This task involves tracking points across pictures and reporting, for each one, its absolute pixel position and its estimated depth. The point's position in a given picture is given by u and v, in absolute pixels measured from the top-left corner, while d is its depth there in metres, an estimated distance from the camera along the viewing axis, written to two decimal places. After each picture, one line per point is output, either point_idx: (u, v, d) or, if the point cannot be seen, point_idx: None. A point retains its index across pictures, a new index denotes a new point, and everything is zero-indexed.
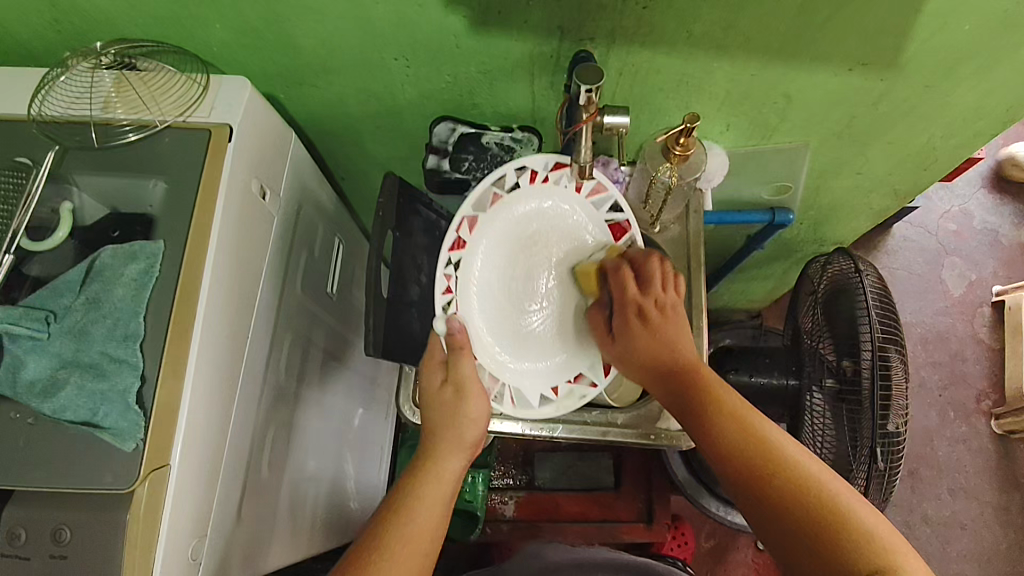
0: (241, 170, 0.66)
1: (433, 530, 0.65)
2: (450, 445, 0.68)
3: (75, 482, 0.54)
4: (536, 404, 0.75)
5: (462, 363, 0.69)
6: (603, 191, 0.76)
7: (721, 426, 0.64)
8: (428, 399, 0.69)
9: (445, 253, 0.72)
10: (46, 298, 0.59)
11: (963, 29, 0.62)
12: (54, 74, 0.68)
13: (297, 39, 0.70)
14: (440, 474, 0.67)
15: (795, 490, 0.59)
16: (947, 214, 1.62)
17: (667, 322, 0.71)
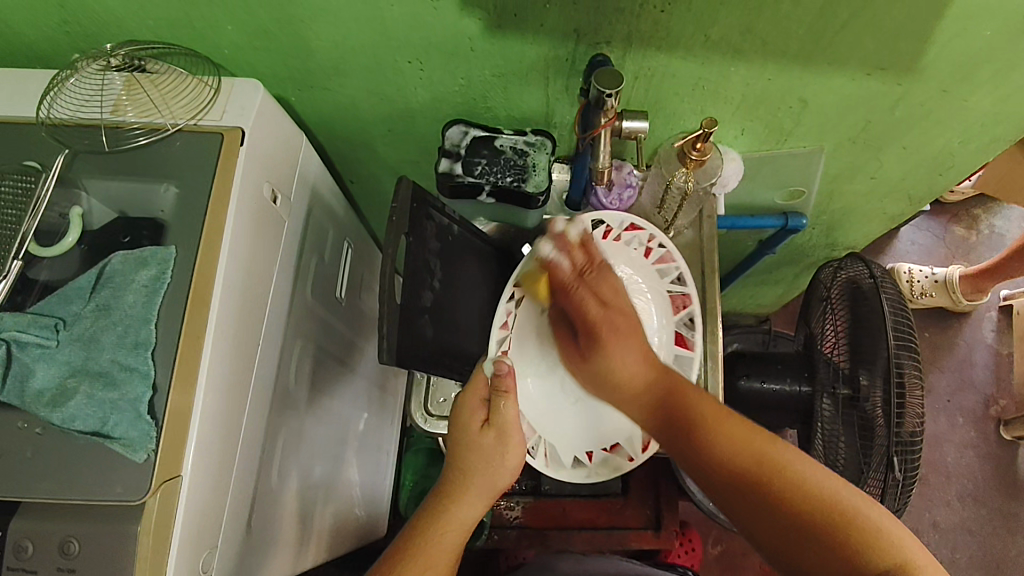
0: (253, 174, 0.65)
1: (448, 572, 0.60)
2: (480, 489, 0.65)
3: (85, 493, 0.53)
4: (569, 463, 0.76)
5: (506, 408, 0.67)
6: (671, 261, 0.77)
7: (709, 439, 0.59)
8: (466, 441, 0.66)
9: (506, 291, 0.77)
10: (55, 304, 0.58)
11: (985, 33, 0.61)
12: (63, 76, 0.67)
13: (308, 41, 0.69)
14: (461, 519, 0.63)
15: (782, 482, 0.55)
16: (951, 219, 1.62)
17: (611, 331, 0.67)
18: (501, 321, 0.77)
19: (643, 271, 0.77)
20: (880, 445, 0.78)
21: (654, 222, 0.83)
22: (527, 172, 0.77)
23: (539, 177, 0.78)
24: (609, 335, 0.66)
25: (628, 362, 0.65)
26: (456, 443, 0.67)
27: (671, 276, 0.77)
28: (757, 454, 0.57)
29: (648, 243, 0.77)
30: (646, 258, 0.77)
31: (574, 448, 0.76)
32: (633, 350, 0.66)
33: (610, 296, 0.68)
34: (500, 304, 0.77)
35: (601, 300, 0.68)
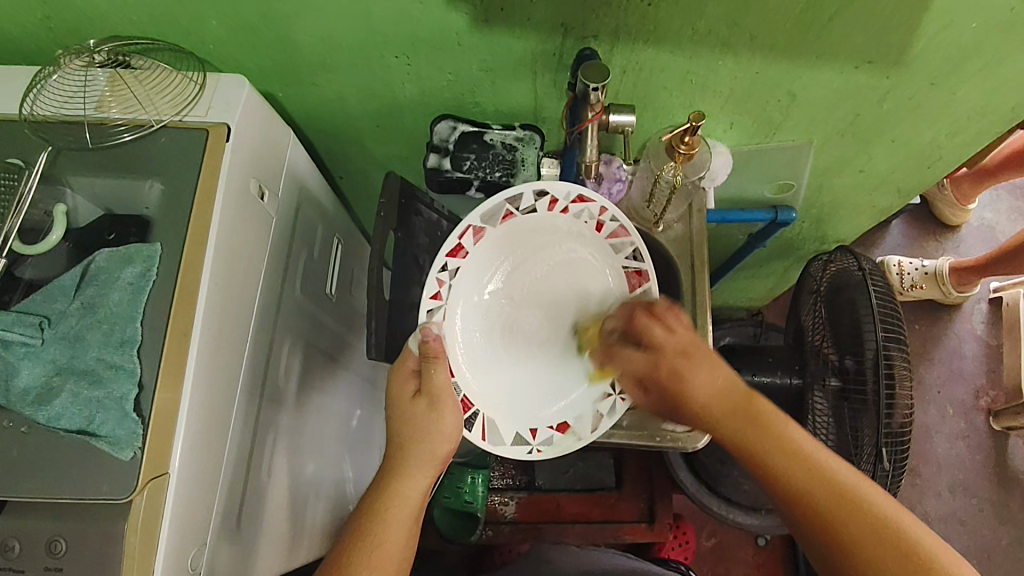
0: (239, 170, 0.64)
1: (403, 551, 0.61)
2: (421, 460, 0.63)
3: (71, 493, 0.53)
4: (508, 441, 0.71)
5: (438, 373, 0.64)
6: (625, 236, 0.72)
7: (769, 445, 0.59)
8: (401, 413, 0.64)
9: (443, 258, 0.68)
10: (39, 302, 0.57)
11: (973, 25, 0.61)
12: (46, 73, 0.66)
13: (294, 37, 0.68)
14: (409, 490, 0.62)
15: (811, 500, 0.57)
16: (937, 234, 1.60)
17: (699, 358, 0.62)
18: (433, 291, 0.68)
19: (596, 247, 0.73)
20: (870, 437, 0.78)
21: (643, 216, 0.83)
22: (515, 167, 0.77)
23: (527, 173, 0.78)
24: (683, 361, 0.62)
25: (715, 386, 0.61)
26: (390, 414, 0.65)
27: (625, 251, 0.73)
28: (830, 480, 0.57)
29: (598, 216, 0.72)
30: (598, 232, 0.73)
31: (517, 426, 0.72)
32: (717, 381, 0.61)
33: (665, 337, 0.63)
34: (432, 271, 0.68)
35: (684, 351, 0.62)
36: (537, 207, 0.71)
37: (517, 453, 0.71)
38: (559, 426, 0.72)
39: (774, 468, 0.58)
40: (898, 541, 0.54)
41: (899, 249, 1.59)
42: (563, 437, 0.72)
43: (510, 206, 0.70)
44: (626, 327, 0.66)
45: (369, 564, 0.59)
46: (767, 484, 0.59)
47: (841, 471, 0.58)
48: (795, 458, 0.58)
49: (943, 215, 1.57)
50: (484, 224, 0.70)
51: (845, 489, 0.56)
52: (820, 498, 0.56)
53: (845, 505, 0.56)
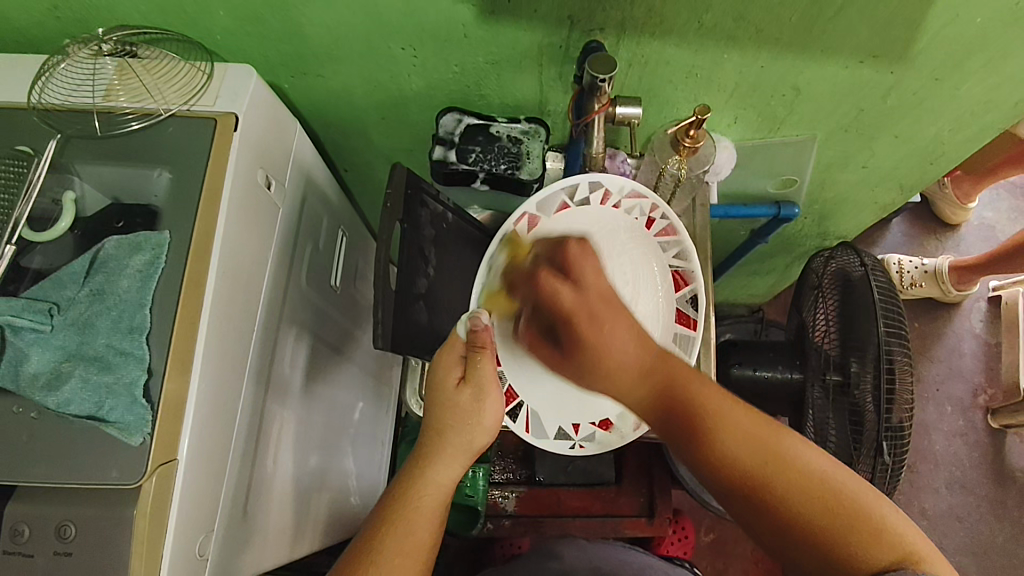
0: (247, 160, 0.65)
1: (431, 541, 0.61)
2: (455, 451, 0.64)
3: (80, 478, 0.53)
4: (552, 434, 0.76)
5: (483, 365, 0.64)
6: (673, 235, 0.75)
7: (705, 421, 0.56)
8: (444, 402, 0.64)
9: (490, 248, 0.74)
10: (49, 289, 0.58)
11: (976, 21, 0.62)
12: (55, 61, 0.66)
13: (302, 28, 0.69)
14: (441, 480, 0.63)
15: (756, 467, 0.54)
16: (938, 232, 1.60)
17: (609, 313, 0.59)
18: (488, 278, 0.76)
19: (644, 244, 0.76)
20: (870, 432, 0.79)
21: None
22: (520, 160, 0.77)
23: (532, 165, 0.78)
24: (600, 312, 0.59)
25: (627, 343, 0.59)
26: (432, 398, 0.65)
27: (673, 250, 0.76)
28: (762, 448, 0.54)
29: (650, 214, 0.75)
30: (647, 230, 0.76)
31: (561, 420, 0.76)
32: (606, 305, 0.60)
33: (592, 277, 0.60)
34: (483, 259, 0.75)
35: (590, 309, 0.59)
36: (590, 199, 0.75)
37: (560, 448, 0.76)
38: (601, 423, 0.75)
39: (717, 454, 0.55)
40: (834, 517, 0.51)
41: (899, 248, 1.60)
42: (601, 433, 0.76)
43: (564, 198, 0.74)
44: (548, 252, 0.65)
45: (403, 548, 0.59)
46: (701, 460, 0.56)
47: (773, 434, 0.55)
48: (730, 429, 0.55)
49: (944, 214, 1.58)
50: (538, 213, 0.74)
51: (803, 471, 0.53)
52: (745, 462, 0.54)
53: (785, 473, 0.53)
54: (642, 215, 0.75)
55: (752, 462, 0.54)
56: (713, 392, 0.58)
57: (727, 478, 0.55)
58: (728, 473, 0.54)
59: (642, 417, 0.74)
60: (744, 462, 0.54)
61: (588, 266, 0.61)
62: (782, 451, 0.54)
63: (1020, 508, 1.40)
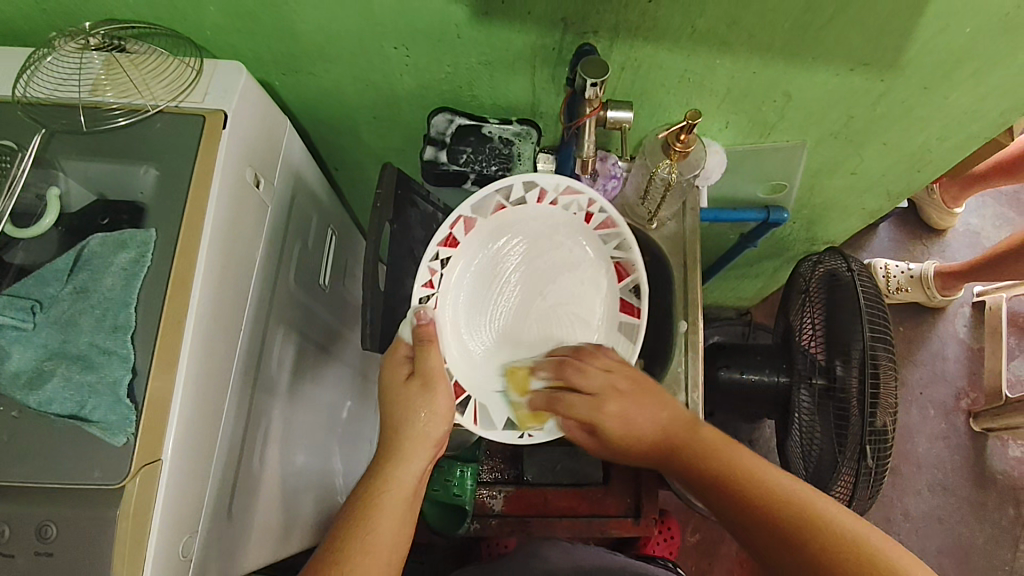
0: (236, 158, 0.64)
1: (398, 538, 0.60)
2: (414, 446, 0.63)
3: (64, 477, 0.53)
4: (500, 425, 0.71)
5: (429, 356, 0.64)
6: (613, 227, 0.72)
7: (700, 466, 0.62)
8: (395, 398, 0.64)
9: (433, 248, 0.68)
10: (32, 286, 0.57)
11: (966, 31, 0.62)
12: (41, 54, 0.65)
13: (293, 25, 0.68)
14: (403, 476, 0.62)
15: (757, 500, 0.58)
16: (924, 238, 1.62)
17: (628, 389, 0.67)
18: (427, 279, 0.69)
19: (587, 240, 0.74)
20: (853, 436, 0.79)
21: (637, 213, 0.84)
22: (512, 162, 0.77)
23: (524, 167, 0.78)
24: (620, 382, 0.67)
25: (645, 414, 0.66)
26: (384, 398, 0.65)
27: (614, 242, 0.73)
28: (750, 487, 0.59)
29: (587, 208, 0.71)
30: (587, 224, 0.73)
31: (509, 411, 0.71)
32: (631, 386, 0.67)
33: (601, 370, 0.67)
34: (425, 261, 0.68)
35: (613, 388, 0.67)
36: (526, 199, 0.72)
37: (507, 439, 0.70)
38: (550, 414, 0.71)
39: (716, 489, 0.60)
40: (809, 529, 0.54)
41: (886, 252, 1.62)
42: (552, 424, 0.71)
43: (501, 200, 0.71)
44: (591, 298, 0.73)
45: (366, 549, 0.58)
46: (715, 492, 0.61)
47: (766, 471, 0.59)
48: (726, 467, 0.61)
49: (930, 220, 1.59)
50: (473, 216, 0.70)
51: (798, 506, 0.56)
52: (744, 497, 0.58)
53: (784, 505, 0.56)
54: (580, 211, 0.72)
55: (745, 499, 0.58)
56: (717, 440, 0.64)
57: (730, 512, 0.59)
58: (727, 510, 0.59)
59: None
60: (748, 498, 0.58)
61: (596, 376, 0.67)
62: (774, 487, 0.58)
63: (1000, 511, 1.42)
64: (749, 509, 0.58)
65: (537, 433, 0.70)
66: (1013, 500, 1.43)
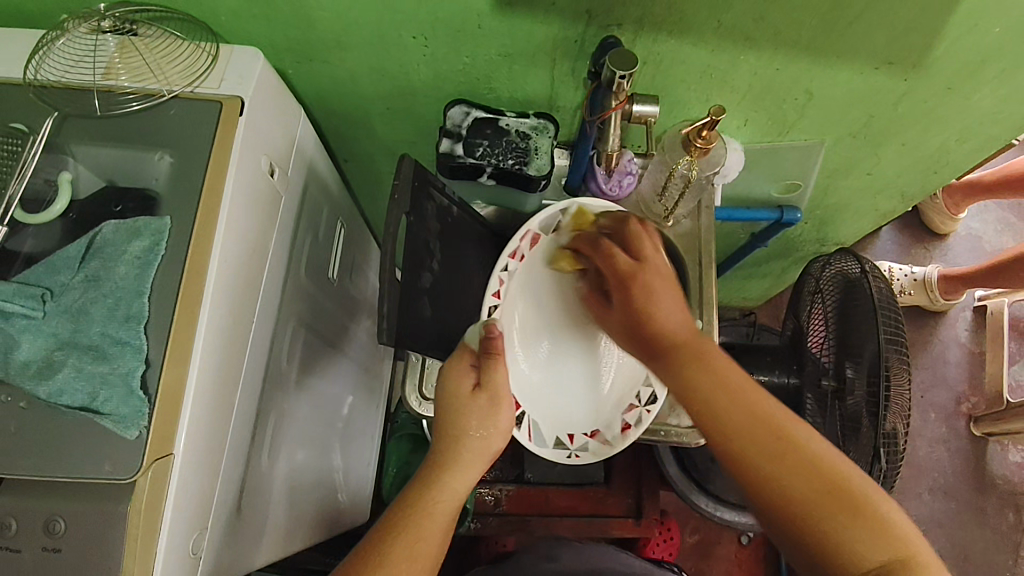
0: (252, 146, 0.63)
1: (442, 545, 0.58)
2: (471, 458, 0.63)
3: (73, 471, 0.51)
4: (549, 443, 0.72)
5: (496, 370, 0.64)
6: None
7: (701, 374, 0.56)
8: (460, 410, 0.63)
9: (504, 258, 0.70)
10: (41, 274, 0.55)
11: (993, 31, 0.62)
12: (52, 36, 0.64)
13: (311, 12, 0.67)
14: (456, 489, 0.61)
15: (754, 431, 0.53)
16: (927, 241, 1.62)
17: (660, 288, 0.61)
18: (495, 288, 0.70)
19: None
20: (865, 438, 0.79)
21: (653, 210, 0.82)
22: (528, 155, 0.76)
23: (541, 161, 0.76)
24: (654, 279, 0.62)
25: (672, 312, 0.60)
26: (444, 407, 0.64)
27: None
28: (764, 423, 0.53)
29: None
30: None
31: (559, 428, 0.73)
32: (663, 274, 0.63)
33: (651, 250, 0.64)
34: (493, 270, 0.70)
35: (626, 281, 0.63)
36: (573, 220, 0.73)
37: (555, 457, 0.72)
38: (591, 432, 0.73)
39: (722, 420, 0.54)
40: (832, 492, 0.50)
41: (890, 255, 1.62)
42: (597, 443, 0.73)
43: (559, 219, 0.72)
44: (614, 226, 0.68)
45: (413, 554, 0.56)
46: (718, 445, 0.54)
47: (781, 413, 0.53)
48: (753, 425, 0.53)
49: (933, 224, 1.59)
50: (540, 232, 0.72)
51: (813, 458, 0.51)
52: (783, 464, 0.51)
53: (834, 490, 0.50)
54: None
55: (758, 444, 0.52)
56: (736, 368, 0.56)
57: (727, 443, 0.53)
58: (728, 436, 0.53)
59: (631, 431, 0.72)
60: (742, 434, 0.53)
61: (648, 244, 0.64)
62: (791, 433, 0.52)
63: (999, 515, 1.42)
64: (743, 450, 0.52)
65: (584, 453, 0.73)
66: (1013, 504, 1.43)
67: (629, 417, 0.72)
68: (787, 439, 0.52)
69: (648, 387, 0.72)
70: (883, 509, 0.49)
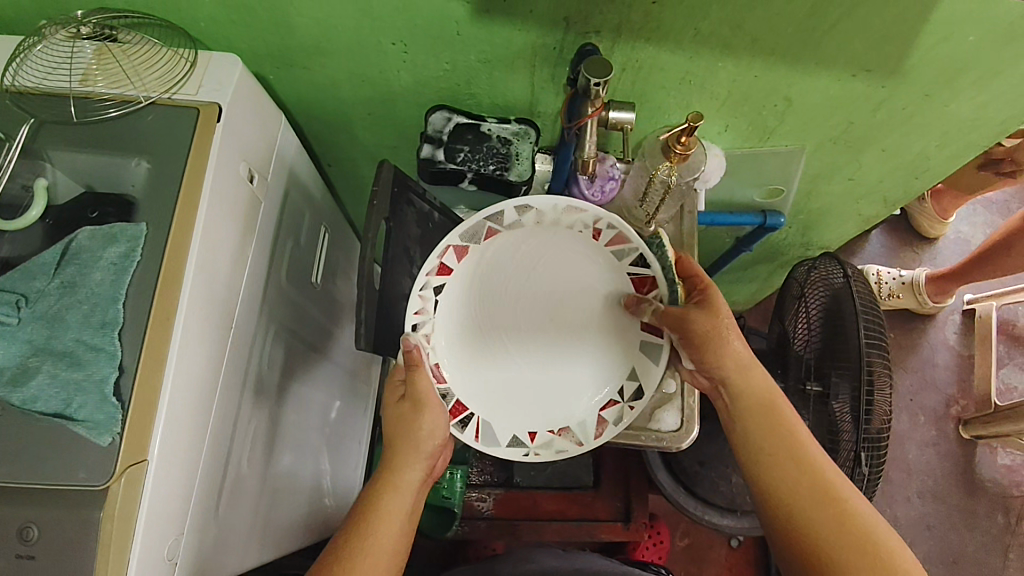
0: (230, 153, 0.63)
1: (393, 561, 0.60)
2: (406, 454, 0.63)
3: (46, 477, 0.51)
4: (504, 442, 0.71)
5: (420, 377, 0.65)
6: (625, 243, 0.71)
7: (780, 457, 0.61)
8: (390, 417, 0.66)
9: (424, 276, 0.68)
10: (16, 280, 0.55)
11: (969, 39, 0.62)
12: (31, 41, 0.64)
13: (290, 19, 0.67)
14: (399, 483, 0.63)
15: (818, 497, 0.59)
16: (915, 245, 1.63)
17: (736, 339, 0.65)
18: (417, 307, 0.68)
19: (600, 257, 0.72)
20: (850, 441, 0.79)
21: (635, 216, 0.82)
22: (509, 161, 0.76)
23: (522, 167, 0.76)
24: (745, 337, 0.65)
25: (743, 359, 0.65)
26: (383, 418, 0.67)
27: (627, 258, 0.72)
28: (833, 500, 0.58)
29: (593, 226, 0.70)
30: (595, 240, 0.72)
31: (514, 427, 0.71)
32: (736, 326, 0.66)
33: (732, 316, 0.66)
34: (414, 290, 0.67)
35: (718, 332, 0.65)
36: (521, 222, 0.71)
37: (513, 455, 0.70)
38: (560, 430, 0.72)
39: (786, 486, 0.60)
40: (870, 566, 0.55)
41: (879, 258, 1.62)
42: (563, 441, 0.71)
43: (491, 227, 0.70)
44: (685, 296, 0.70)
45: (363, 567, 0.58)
46: (761, 478, 0.62)
47: (852, 494, 0.59)
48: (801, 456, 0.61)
49: (921, 228, 1.60)
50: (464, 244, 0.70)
51: (868, 534, 0.56)
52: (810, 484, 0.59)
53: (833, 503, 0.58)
54: (588, 230, 0.71)
55: (817, 516, 0.58)
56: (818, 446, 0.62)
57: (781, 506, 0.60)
58: (789, 500, 0.59)
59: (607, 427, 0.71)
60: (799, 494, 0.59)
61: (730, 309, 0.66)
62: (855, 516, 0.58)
63: (988, 517, 1.43)
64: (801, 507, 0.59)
65: (545, 451, 0.71)
66: (1002, 507, 1.43)
67: (606, 413, 0.72)
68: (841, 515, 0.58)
69: (635, 383, 0.72)
70: None
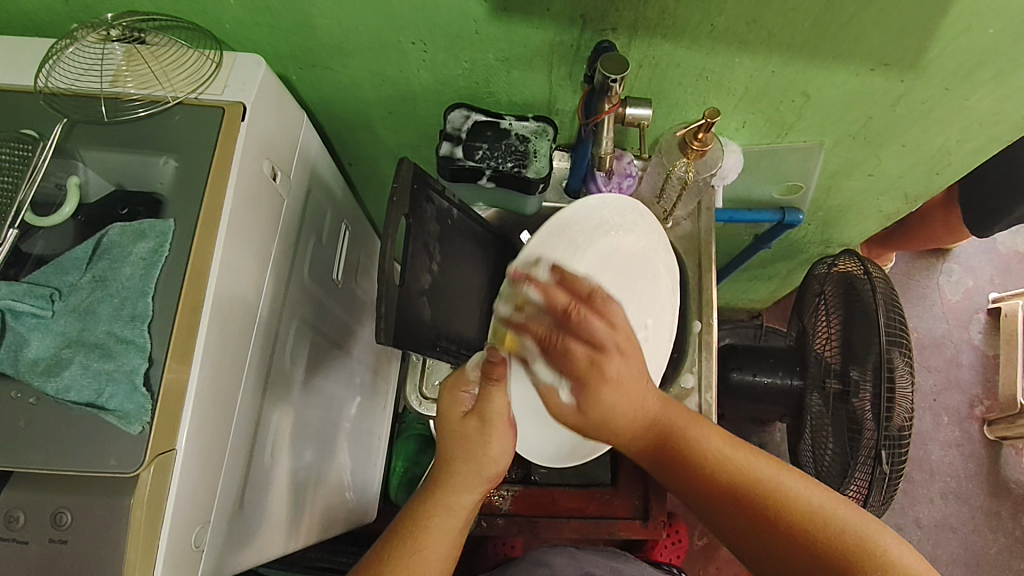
0: (254, 151, 0.64)
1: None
2: (467, 479, 0.65)
3: (79, 465, 0.53)
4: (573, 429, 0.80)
5: (494, 395, 0.64)
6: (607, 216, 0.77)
7: (691, 471, 0.62)
8: (452, 432, 0.65)
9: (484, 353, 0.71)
10: (51, 274, 0.57)
11: (989, 32, 0.62)
12: (62, 45, 0.66)
13: (312, 19, 0.68)
14: (452, 504, 0.65)
15: (736, 489, 0.59)
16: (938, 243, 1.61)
17: (626, 361, 0.64)
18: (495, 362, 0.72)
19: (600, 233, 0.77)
20: (868, 440, 0.78)
21: (652, 212, 0.85)
22: (528, 158, 0.77)
23: (540, 164, 0.77)
24: (617, 365, 0.63)
25: (635, 395, 0.64)
26: (440, 432, 0.65)
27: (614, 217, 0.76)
28: (745, 497, 0.58)
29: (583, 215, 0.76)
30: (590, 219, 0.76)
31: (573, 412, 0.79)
32: (627, 364, 0.64)
33: (604, 333, 0.64)
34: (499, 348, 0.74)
35: (597, 365, 0.64)
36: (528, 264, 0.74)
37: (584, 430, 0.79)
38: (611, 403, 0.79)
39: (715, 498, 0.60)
40: (821, 536, 0.54)
41: (896, 271, 1.60)
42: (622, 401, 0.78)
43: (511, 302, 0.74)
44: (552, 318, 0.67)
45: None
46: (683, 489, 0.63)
47: (766, 477, 0.59)
48: (714, 468, 0.61)
49: None
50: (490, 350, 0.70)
51: (808, 511, 0.56)
52: (750, 508, 0.58)
53: (785, 508, 0.56)
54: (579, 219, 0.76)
55: (750, 509, 0.58)
56: (708, 443, 0.63)
57: (725, 515, 0.60)
58: (725, 513, 0.59)
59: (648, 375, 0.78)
60: (728, 499, 0.59)
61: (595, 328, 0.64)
62: (771, 490, 0.58)
63: (1014, 520, 1.40)
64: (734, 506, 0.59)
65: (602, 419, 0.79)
66: None
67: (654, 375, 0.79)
68: (775, 501, 0.57)
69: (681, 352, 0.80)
70: (879, 539, 0.53)
